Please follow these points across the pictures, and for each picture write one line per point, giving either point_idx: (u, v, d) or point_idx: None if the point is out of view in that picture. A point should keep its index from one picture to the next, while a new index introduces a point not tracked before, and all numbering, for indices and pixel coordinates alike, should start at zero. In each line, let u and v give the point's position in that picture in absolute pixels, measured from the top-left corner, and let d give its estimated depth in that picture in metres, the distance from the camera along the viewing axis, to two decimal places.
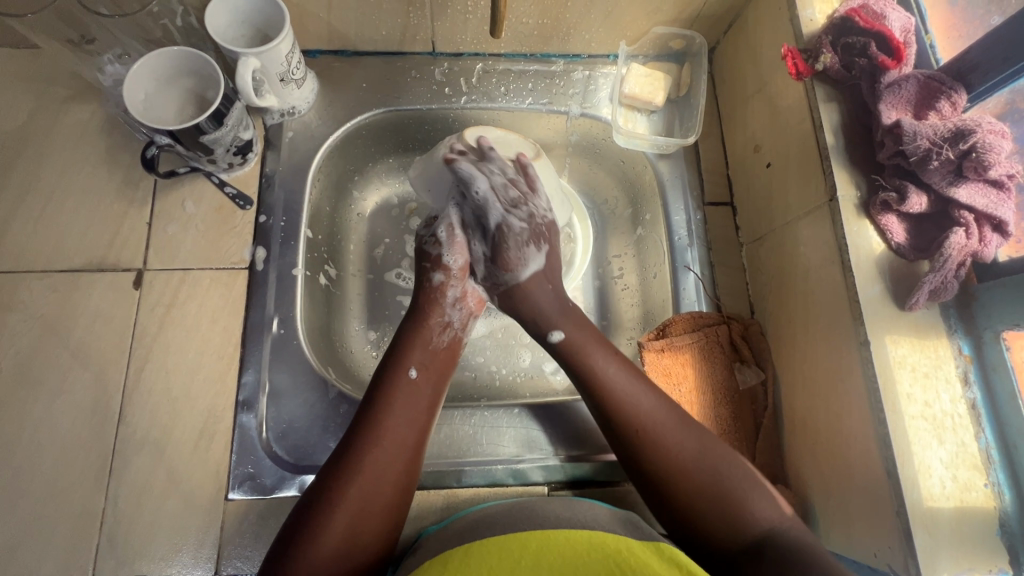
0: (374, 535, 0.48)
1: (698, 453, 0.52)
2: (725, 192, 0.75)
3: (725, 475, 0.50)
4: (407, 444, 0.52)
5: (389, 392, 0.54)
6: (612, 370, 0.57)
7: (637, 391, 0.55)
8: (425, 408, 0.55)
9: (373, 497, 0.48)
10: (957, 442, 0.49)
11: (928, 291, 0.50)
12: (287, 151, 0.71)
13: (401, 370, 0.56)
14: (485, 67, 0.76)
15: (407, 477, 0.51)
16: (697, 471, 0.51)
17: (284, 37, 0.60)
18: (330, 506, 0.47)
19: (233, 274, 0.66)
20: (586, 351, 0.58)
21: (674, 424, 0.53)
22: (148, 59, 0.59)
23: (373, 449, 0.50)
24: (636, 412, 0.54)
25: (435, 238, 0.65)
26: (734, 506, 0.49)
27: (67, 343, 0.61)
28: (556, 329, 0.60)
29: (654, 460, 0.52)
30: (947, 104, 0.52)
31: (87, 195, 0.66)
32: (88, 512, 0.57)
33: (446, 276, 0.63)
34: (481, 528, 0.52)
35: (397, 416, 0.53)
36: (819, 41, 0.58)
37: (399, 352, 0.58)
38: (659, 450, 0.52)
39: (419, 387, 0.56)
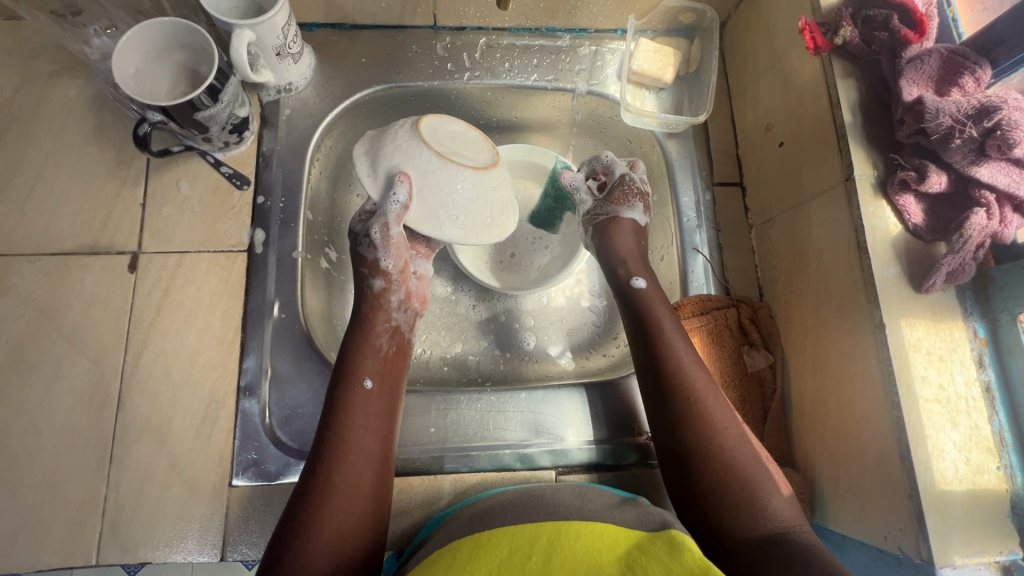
0: (362, 544, 0.48)
1: (740, 448, 0.52)
2: (735, 173, 0.73)
3: (755, 470, 0.51)
4: (370, 454, 0.52)
5: (344, 405, 0.53)
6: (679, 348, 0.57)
7: (695, 372, 0.56)
8: (384, 416, 0.55)
9: (348, 510, 0.48)
10: (971, 425, 0.48)
11: (945, 273, 0.49)
12: (284, 129, 0.68)
13: (354, 381, 0.55)
14: (488, 42, 0.74)
15: (379, 485, 0.52)
16: (734, 464, 0.51)
17: (279, 8, 0.57)
18: (304, 522, 0.47)
19: (231, 257, 0.64)
20: (658, 327, 0.59)
21: (722, 415, 0.54)
22: (138, 30, 0.56)
23: (335, 465, 0.50)
24: (691, 390, 0.55)
25: (370, 240, 0.58)
26: (751, 501, 0.49)
27: (62, 329, 0.60)
28: (638, 277, 0.63)
29: (694, 446, 0.52)
30: (971, 79, 0.50)
31: (77, 176, 0.63)
32: (90, 499, 0.56)
33: (386, 283, 0.60)
34: (490, 517, 0.52)
35: (357, 429, 0.52)
36: (838, 13, 0.56)
37: (350, 360, 0.56)
38: (707, 437, 0.52)
39: (374, 396, 0.55)
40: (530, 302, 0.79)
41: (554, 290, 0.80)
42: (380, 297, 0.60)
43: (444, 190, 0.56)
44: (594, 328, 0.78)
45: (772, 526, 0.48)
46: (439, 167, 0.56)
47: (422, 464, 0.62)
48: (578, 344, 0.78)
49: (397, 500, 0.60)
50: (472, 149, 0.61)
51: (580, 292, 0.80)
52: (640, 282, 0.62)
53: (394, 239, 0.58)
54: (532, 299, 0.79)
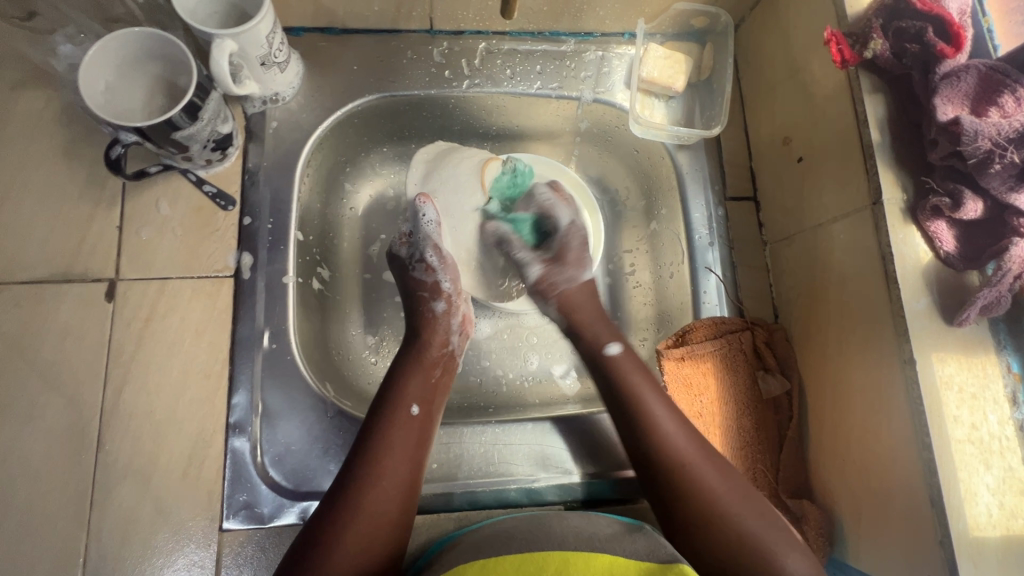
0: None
1: (745, 506, 0.50)
2: (748, 186, 0.70)
3: (766, 532, 0.48)
4: (402, 481, 0.50)
5: (385, 426, 0.52)
6: (664, 417, 0.54)
7: (682, 438, 0.53)
8: (423, 445, 0.53)
9: (375, 537, 0.47)
10: (1005, 467, 0.46)
11: (980, 306, 0.47)
12: (271, 144, 0.64)
13: (399, 403, 0.54)
14: (487, 47, 0.69)
15: (404, 516, 0.49)
16: (741, 528, 0.49)
17: (262, 15, 0.52)
18: (327, 544, 0.45)
19: (217, 283, 0.60)
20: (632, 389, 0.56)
21: (722, 481, 0.51)
22: (108, 43, 0.51)
23: (366, 487, 0.48)
24: (681, 459, 0.52)
25: (425, 263, 0.63)
26: (768, 564, 0.47)
27: (33, 364, 0.55)
28: (611, 343, 0.60)
29: (695, 512, 0.50)
30: (1010, 99, 0.46)
31: (47, 197, 0.59)
32: (70, 549, 0.52)
33: (447, 304, 0.63)
34: (494, 543, 0.50)
35: (395, 452, 0.51)
36: (867, 23, 0.52)
37: (401, 378, 0.56)
38: (705, 501, 0.50)
39: (418, 421, 0.54)
40: (532, 319, 0.75)
41: None
42: (439, 316, 0.62)
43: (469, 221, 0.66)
44: None
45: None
46: (467, 213, 0.66)
47: (423, 503, 0.58)
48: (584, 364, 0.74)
49: None
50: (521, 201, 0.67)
51: None
52: (614, 347, 0.59)
53: (446, 260, 0.64)
54: (535, 317, 0.76)
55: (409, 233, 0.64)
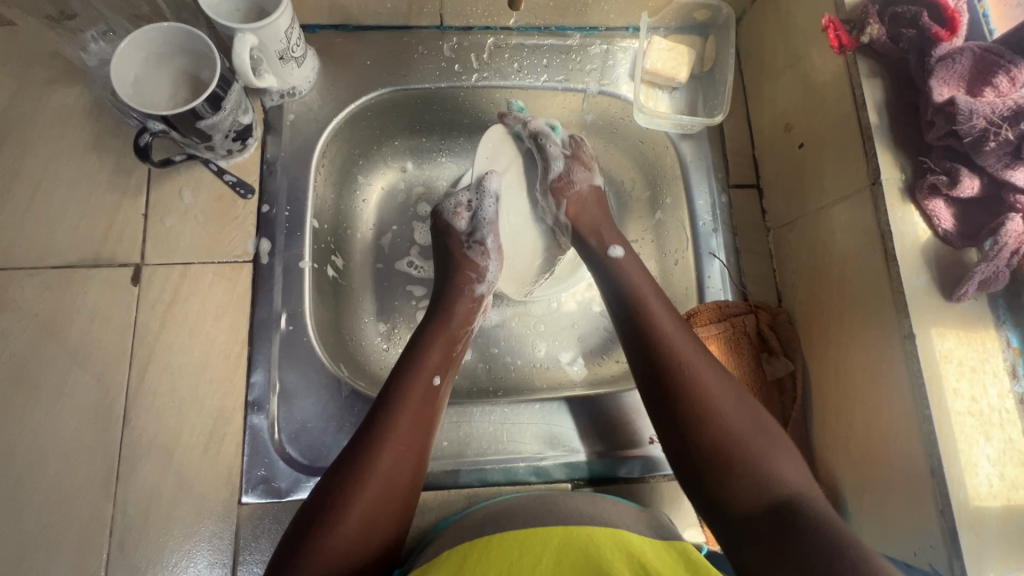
0: (388, 536, 0.47)
1: (739, 408, 0.50)
2: (751, 174, 0.71)
3: (761, 440, 0.49)
4: (416, 445, 0.51)
5: (406, 390, 0.53)
6: (670, 324, 0.56)
7: (685, 342, 0.54)
8: (434, 415, 0.54)
9: (388, 497, 0.48)
10: (1005, 439, 0.47)
11: (978, 282, 0.48)
12: (288, 135, 0.66)
13: (421, 370, 0.55)
14: (496, 42, 0.71)
15: (415, 480, 0.50)
16: (733, 433, 0.49)
17: (282, 11, 0.55)
18: (343, 500, 0.46)
19: (237, 267, 0.62)
20: (641, 294, 0.59)
21: (725, 389, 0.51)
22: (138, 36, 0.54)
23: (383, 448, 0.49)
24: (682, 359, 0.53)
25: (482, 245, 0.67)
26: (762, 466, 0.47)
27: (64, 344, 0.58)
28: (615, 248, 0.64)
29: (692, 401, 0.51)
30: (1005, 79, 0.47)
31: (77, 186, 0.62)
32: (97, 518, 0.55)
33: (487, 289, 0.66)
34: (500, 519, 0.51)
35: (413, 416, 0.52)
36: (864, 11, 0.54)
37: (420, 350, 0.56)
38: (702, 401, 0.51)
39: (436, 390, 0.55)
40: (539, 307, 0.77)
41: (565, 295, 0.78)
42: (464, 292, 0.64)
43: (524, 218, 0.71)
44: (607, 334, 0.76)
45: (782, 489, 0.46)
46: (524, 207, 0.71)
47: (435, 481, 0.60)
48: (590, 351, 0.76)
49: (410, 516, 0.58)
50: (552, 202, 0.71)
51: (592, 297, 0.78)
52: (617, 250, 0.63)
53: (500, 252, 0.68)
54: (541, 304, 0.77)
55: (469, 209, 0.68)
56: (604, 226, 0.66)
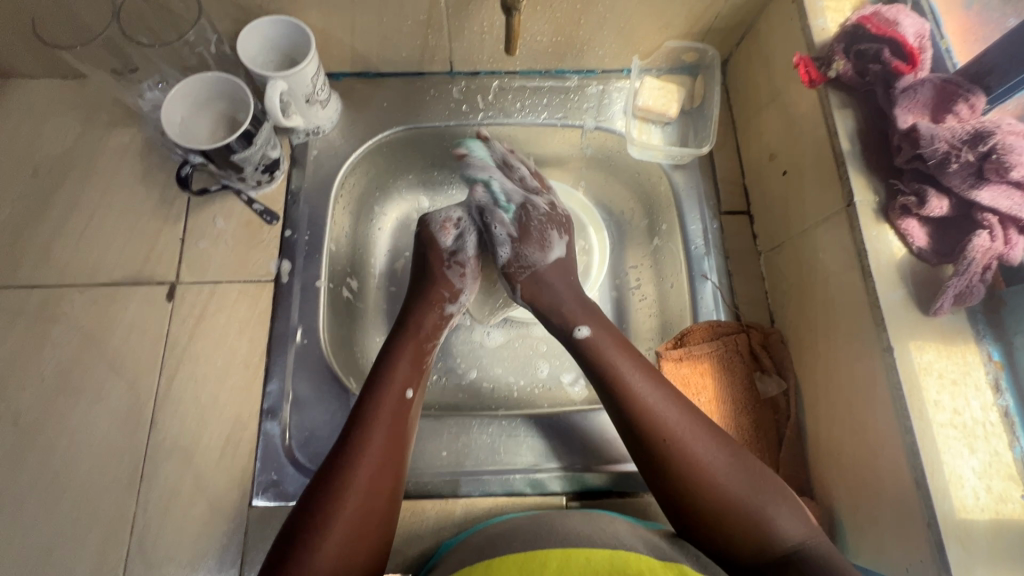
0: (376, 548, 0.50)
1: (728, 469, 0.52)
2: (742, 202, 0.75)
3: (756, 494, 0.50)
4: (391, 461, 0.54)
5: (377, 406, 0.56)
6: (649, 393, 0.56)
7: (671, 412, 0.54)
8: (407, 424, 0.57)
9: (370, 511, 0.51)
10: (990, 451, 0.47)
11: (952, 295, 0.49)
12: (312, 169, 0.74)
13: (393, 383, 0.58)
14: (500, 85, 0.79)
15: (394, 492, 0.53)
16: (733, 494, 0.50)
17: (309, 60, 0.63)
18: (327, 518, 0.48)
19: (260, 286, 0.68)
20: (610, 361, 0.59)
21: (701, 441, 0.53)
22: (185, 84, 0.63)
23: (358, 467, 0.52)
24: (669, 433, 0.53)
25: (461, 266, 0.70)
26: (762, 520, 0.49)
27: (104, 352, 0.64)
28: (582, 325, 0.62)
29: (688, 485, 0.51)
30: (965, 107, 0.52)
31: (126, 214, 0.70)
32: (120, 515, 0.59)
33: (456, 307, 0.69)
34: (498, 544, 0.51)
35: (385, 431, 0.54)
36: (830, 48, 0.58)
37: (389, 365, 0.60)
38: (695, 471, 0.51)
39: (407, 402, 0.58)
40: (541, 329, 0.80)
41: None
42: (433, 306, 0.67)
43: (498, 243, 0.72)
44: None
45: (785, 544, 0.48)
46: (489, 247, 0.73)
47: (434, 488, 0.63)
48: None
49: (410, 523, 0.61)
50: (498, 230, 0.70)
51: None
52: (585, 329, 0.62)
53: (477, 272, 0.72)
54: (544, 326, 0.80)
55: (457, 227, 0.71)
56: (572, 307, 0.65)
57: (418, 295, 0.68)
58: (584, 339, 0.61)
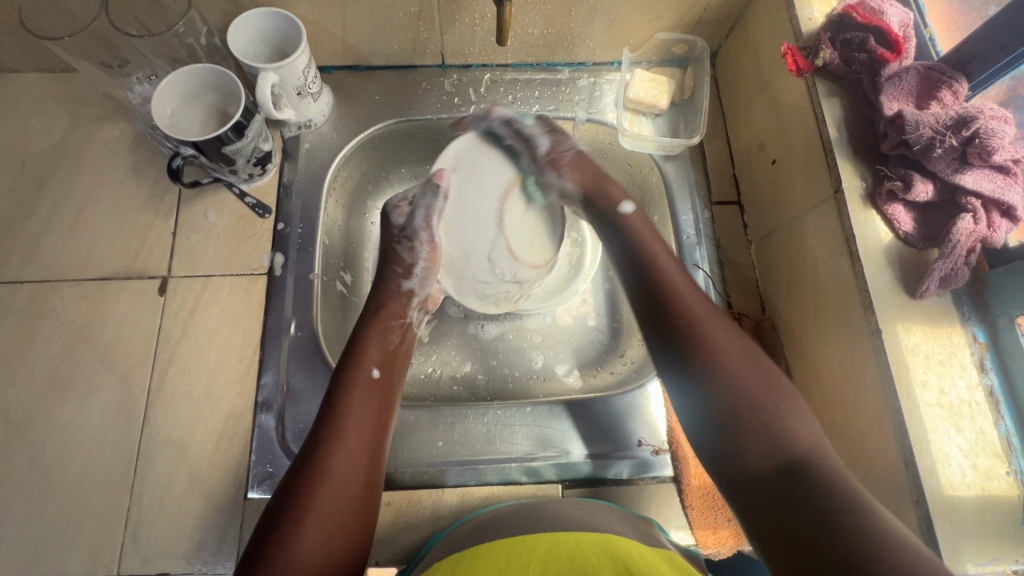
0: (355, 533, 0.49)
1: (756, 373, 0.52)
2: (732, 192, 0.76)
3: (770, 393, 0.51)
4: (367, 445, 0.53)
5: (347, 393, 0.55)
6: (688, 288, 0.58)
7: (724, 336, 0.54)
8: (382, 408, 0.56)
9: (344, 496, 0.49)
10: (976, 430, 0.48)
11: (938, 278, 0.50)
12: (303, 162, 0.73)
13: (360, 368, 0.57)
14: (492, 78, 0.79)
15: (372, 477, 0.52)
16: (772, 418, 0.49)
17: (300, 52, 0.63)
18: (302, 503, 0.48)
19: (253, 279, 0.68)
20: (672, 283, 0.58)
21: (728, 337, 0.54)
22: (177, 76, 0.63)
23: (333, 451, 0.51)
24: (721, 356, 0.53)
25: (411, 240, 0.65)
26: (769, 416, 0.49)
27: (95, 347, 0.64)
28: (649, 285, 0.59)
29: (718, 359, 0.53)
30: (948, 93, 0.53)
31: (115, 208, 0.69)
32: (114, 510, 0.59)
33: (416, 284, 0.66)
34: (493, 526, 0.51)
35: (357, 416, 0.54)
36: (818, 37, 0.59)
37: (356, 351, 0.59)
38: (727, 368, 0.52)
39: (377, 386, 0.57)
40: (534, 320, 0.80)
41: (560, 310, 0.80)
42: (395, 288, 0.65)
43: (480, 226, 0.65)
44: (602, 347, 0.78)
45: (785, 454, 0.47)
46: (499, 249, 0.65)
47: (432, 478, 0.63)
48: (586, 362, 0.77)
49: (406, 514, 0.61)
50: (530, 244, 0.68)
51: (586, 312, 0.80)
52: (661, 257, 0.61)
53: (436, 249, 0.66)
54: (536, 317, 0.80)
55: (408, 202, 0.66)
56: (650, 236, 0.63)
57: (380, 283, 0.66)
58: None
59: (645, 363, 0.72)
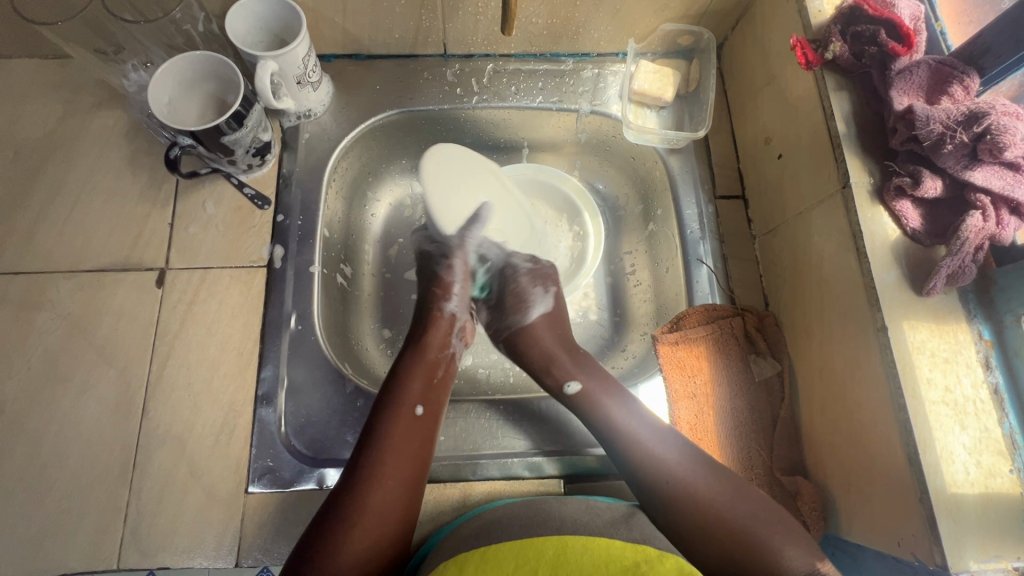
0: (393, 563, 0.50)
1: (709, 478, 0.54)
2: (736, 186, 0.75)
3: (767, 531, 0.50)
4: (405, 478, 0.53)
5: (391, 425, 0.55)
6: (641, 425, 0.58)
7: (647, 427, 0.58)
8: (425, 442, 0.56)
9: (382, 530, 0.50)
10: (980, 427, 0.48)
11: (945, 275, 0.50)
12: (303, 153, 0.72)
13: (405, 401, 0.57)
14: (495, 68, 0.78)
15: (408, 513, 0.52)
16: (736, 524, 0.51)
17: (301, 40, 0.61)
18: (342, 535, 0.48)
19: (252, 272, 0.67)
20: (600, 404, 0.60)
21: (704, 474, 0.54)
22: (173, 64, 0.61)
23: (371, 488, 0.51)
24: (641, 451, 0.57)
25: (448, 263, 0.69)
26: (767, 554, 0.49)
27: (93, 340, 0.63)
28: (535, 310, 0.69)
29: (701, 518, 0.52)
30: (959, 88, 0.52)
31: (111, 199, 0.68)
32: (113, 504, 0.58)
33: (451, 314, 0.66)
34: (495, 528, 0.51)
35: (399, 452, 0.53)
36: (827, 30, 0.58)
37: (402, 381, 0.58)
38: (693, 498, 0.53)
39: (419, 421, 0.56)
40: None
41: None
42: (441, 321, 0.65)
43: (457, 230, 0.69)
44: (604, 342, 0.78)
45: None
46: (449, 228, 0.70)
47: (434, 473, 0.63)
48: None
49: None
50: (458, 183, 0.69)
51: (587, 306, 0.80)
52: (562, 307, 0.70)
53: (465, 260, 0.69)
54: None
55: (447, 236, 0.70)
56: (563, 362, 0.64)
57: (422, 315, 0.66)
58: (573, 398, 0.62)
59: (647, 358, 0.72)
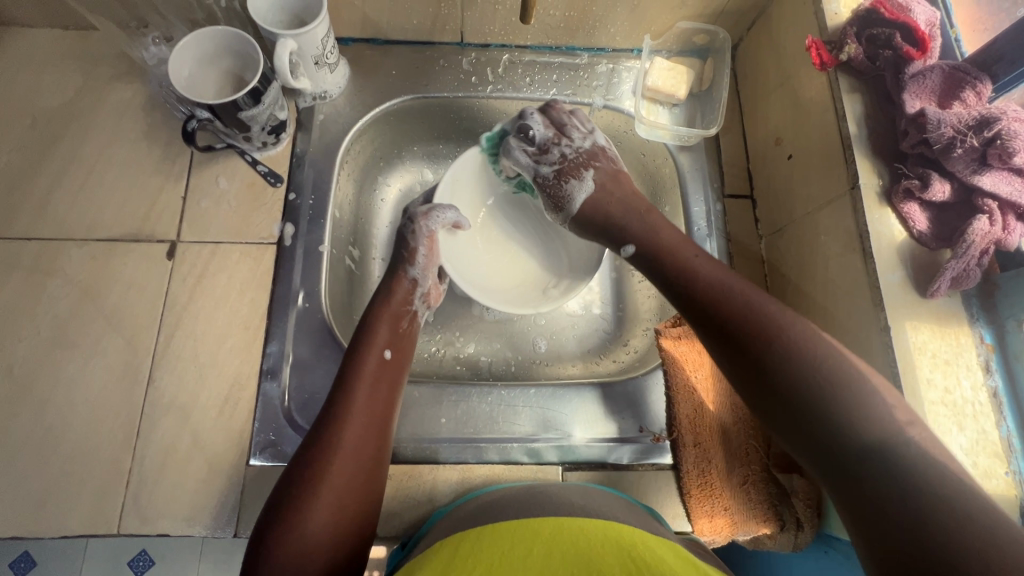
0: (366, 508, 0.50)
1: (869, 386, 0.45)
2: (745, 185, 0.75)
3: (910, 444, 0.42)
4: (375, 420, 0.53)
5: (359, 369, 0.55)
6: (790, 320, 0.50)
7: (766, 308, 0.52)
8: (392, 387, 0.57)
9: (356, 472, 0.50)
10: (978, 429, 0.48)
11: (950, 278, 0.51)
12: (317, 133, 0.73)
13: (372, 348, 0.58)
14: (511, 59, 0.78)
15: (379, 454, 0.53)
16: (872, 430, 0.43)
17: (320, 20, 0.62)
18: (317, 473, 0.48)
19: (262, 248, 0.68)
20: (729, 293, 0.53)
21: (851, 375, 0.46)
22: (194, 37, 0.62)
23: (346, 424, 0.51)
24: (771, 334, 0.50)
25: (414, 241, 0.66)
26: (916, 464, 0.41)
27: (102, 308, 0.64)
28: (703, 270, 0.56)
29: (839, 426, 0.44)
30: (971, 93, 0.53)
31: (126, 170, 0.69)
32: (116, 470, 0.59)
33: (418, 277, 0.66)
34: (490, 510, 0.52)
35: (367, 391, 0.54)
36: (843, 32, 0.59)
37: (367, 332, 0.59)
38: (842, 403, 0.45)
39: (388, 366, 0.57)
40: None
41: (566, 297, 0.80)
42: (404, 280, 0.65)
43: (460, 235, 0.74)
44: (606, 337, 0.79)
45: (865, 435, 0.43)
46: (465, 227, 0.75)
47: (434, 454, 0.63)
48: (590, 350, 0.78)
49: (406, 487, 0.61)
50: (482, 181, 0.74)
51: (591, 300, 0.81)
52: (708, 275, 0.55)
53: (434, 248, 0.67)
54: None
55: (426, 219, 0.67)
56: (682, 256, 0.58)
57: (387, 274, 0.66)
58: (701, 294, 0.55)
59: (649, 352, 0.73)
